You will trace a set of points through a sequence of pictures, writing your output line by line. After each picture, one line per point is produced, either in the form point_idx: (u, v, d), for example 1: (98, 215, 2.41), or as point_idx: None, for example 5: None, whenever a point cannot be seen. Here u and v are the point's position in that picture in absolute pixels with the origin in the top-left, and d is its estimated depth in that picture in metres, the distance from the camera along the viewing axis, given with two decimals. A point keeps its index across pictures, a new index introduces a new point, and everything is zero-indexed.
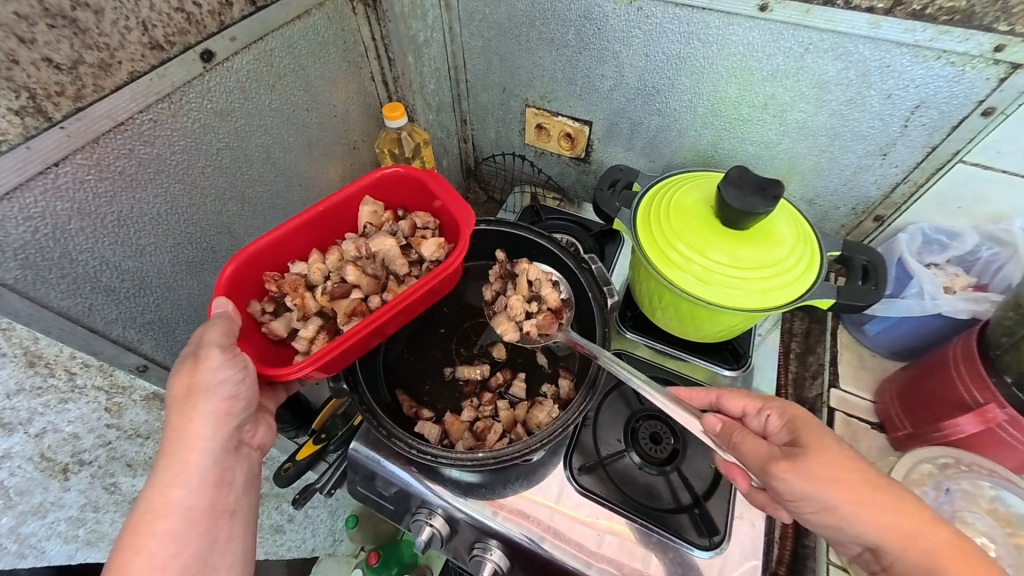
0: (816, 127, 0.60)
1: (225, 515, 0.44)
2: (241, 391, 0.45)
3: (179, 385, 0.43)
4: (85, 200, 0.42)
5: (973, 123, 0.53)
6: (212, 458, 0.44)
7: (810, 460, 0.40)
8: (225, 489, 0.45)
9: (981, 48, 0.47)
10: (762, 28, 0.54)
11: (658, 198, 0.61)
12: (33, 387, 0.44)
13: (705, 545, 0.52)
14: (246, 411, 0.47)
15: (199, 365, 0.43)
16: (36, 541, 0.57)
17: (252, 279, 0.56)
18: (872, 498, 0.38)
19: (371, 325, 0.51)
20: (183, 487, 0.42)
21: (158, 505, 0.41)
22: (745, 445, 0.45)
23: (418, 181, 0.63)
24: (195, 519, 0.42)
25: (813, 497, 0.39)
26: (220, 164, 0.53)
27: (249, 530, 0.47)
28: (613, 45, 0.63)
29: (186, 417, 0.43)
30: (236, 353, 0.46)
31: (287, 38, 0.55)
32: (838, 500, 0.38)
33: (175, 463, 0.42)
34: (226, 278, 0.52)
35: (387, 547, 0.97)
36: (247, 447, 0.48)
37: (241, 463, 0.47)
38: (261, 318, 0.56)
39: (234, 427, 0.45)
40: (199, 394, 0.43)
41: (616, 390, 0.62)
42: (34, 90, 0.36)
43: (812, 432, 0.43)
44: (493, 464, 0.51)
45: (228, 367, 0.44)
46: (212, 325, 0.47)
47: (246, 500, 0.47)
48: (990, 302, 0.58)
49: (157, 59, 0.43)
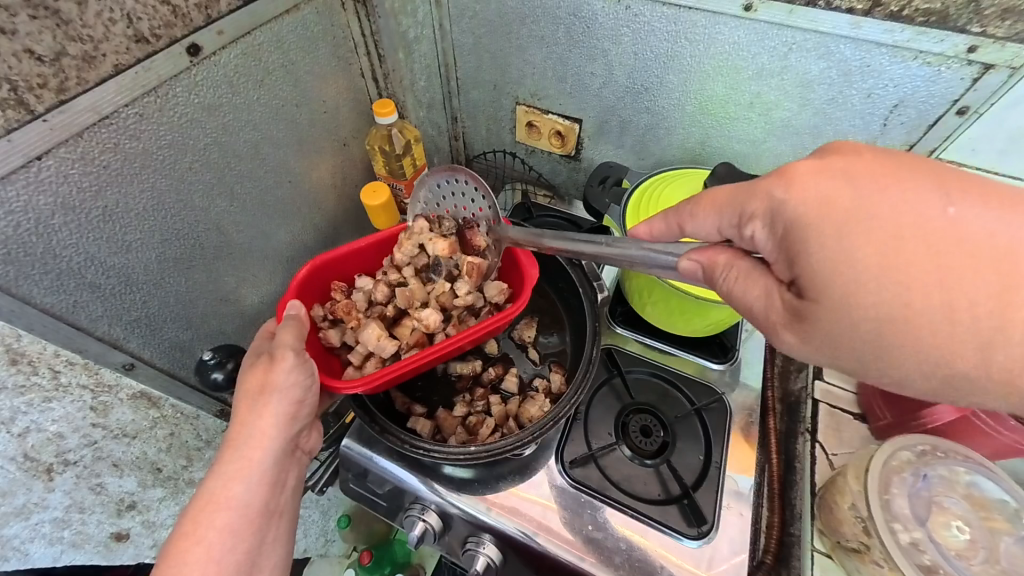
0: (800, 125, 0.61)
1: (275, 516, 0.46)
2: (307, 396, 0.48)
3: (253, 382, 0.46)
4: (68, 194, 0.41)
5: (950, 121, 0.54)
6: (273, 458, 0.46)
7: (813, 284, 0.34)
8: (278, 490, 0.47)
9: (956, 49, 0.49)
10: (747, 28, 0.55)
11: (647, 195, 0.62)
12: (15, 385, 0.43)
13: (693, 535, 0.53)
14: (308, 416, 0.49)
15: (274, 364, 0.46)
16: (19, 544, 0.57)
17: (319, 284, 0.58)
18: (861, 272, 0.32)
19: (423, 358, 0.51)
20: (244, 484, 0.44)
21: (220, 498, 0.43)
22: (746, 292, 0.39)
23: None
24: (249, 517, 0.44)
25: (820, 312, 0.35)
26: (208, 159, 0.52)
27: (289, 535, 0.49)
28: (603, 43, 0.64)
29: (257, 413, 0.45)
30: (306, 359, 0.48)
31: (276, 32, 0.55)
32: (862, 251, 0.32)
33: (241, 458, 0.45)
34: (299, 279, 0.55)
35: (380, 546, 0.97)
36: (301, 452, 0.51)
37: (293, 466, 0.49)
38: (322, 323, 0.57)
39: (295, 430, 0.48)
40: (271, 392, 0.46)
41: (606, 385, 0.64)
42: (16, 82, 0.35)
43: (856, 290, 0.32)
44: (486, 458, 0.51)
45: (299, 371, 0.47)
46: (284, 326, 0.49)
47: (291, 505, 0.49)
48: None
49: (143, 52, 0.43)
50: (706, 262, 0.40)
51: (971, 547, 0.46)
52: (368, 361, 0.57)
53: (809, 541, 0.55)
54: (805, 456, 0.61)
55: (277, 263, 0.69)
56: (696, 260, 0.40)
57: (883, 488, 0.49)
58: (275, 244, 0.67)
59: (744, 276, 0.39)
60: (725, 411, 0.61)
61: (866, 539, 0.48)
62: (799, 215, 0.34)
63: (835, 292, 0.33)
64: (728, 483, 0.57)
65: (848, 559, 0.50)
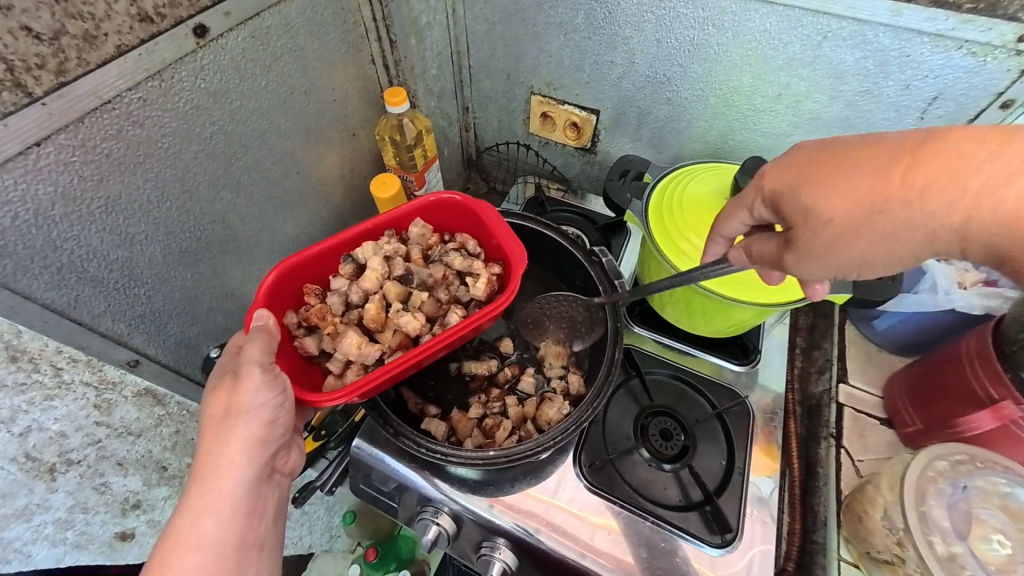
0: (829, 118, 0.59)
1: (254, 548, 0.44)
2: (280, 416, 0.44)
3: (216, 406, 0.42)
4: (69, 184, 0.39)
5: (991, 116, 0.52)
6: (245, 487, 0.43)
7: (804, 247, 0.39)
8: (256, 520, 0.44)
9: (1004, 38, 0.46)
10: (779, 15, 0.53)
11: (668, 191, 0.59)
12: (16, 384, 0.41)
13: (716, 543, 0.52)
14: (282, 437, 0.45)
15: (239, 385, 0.42)
16: (20, 546, 0.55)
17: (289, 286, 0.54)
18: (836, 238, 0.37)
19: (412, 360, 0.47)
20: (215, 519, 0.42)
21: (188, 537, 0.40)
22: (756, 250, 0.43)
23: (471, 211, 0.58)
24: (225, 554, 0.42)
25: (830, 268, 0.39)
26: (214, 148, 0.50)
27: (275, 561, 0.47)
28: (624, 30, 0.61)
29: (222, 442, 0.42)
30: (277, 373, 0.43)
31: (284, 14, 0.53)
32: (844, 215, 0.37)
33: (209, 491, 0.42)
34: (267, 288, 0.51)
35: (385, 542, 0.96)
36: (278, 474, 0.48)
37: (271, 492, 0.46)
38: (296, 331, 0.53)
39: (268, 453, 0.44)
40: (237, 417, 0.42)
41: (623, 386, 0.62)
42: (13, 62, 0.33)
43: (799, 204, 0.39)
44: (505, 464, 0.49)
45: (267, 390, 0.42)
46: (251, 338, 0.44)
47: (274, 533, 0.46)
48: (1005, 298, 0.56)
49: (147, 33, 0.40)
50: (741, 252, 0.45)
51: (1010, 561, 0.44)
52: (349, 369, 0.53)
53: (837, 549, 0.53)
54: (829, 461, 0.59)
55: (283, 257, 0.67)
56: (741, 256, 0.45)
57: (919, 499, 0.47)
58: (280, 237, 0.65)
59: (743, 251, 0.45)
60: (747, 413, 0.60)
61: (900, 552, 0.47)
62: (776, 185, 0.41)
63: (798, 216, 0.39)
64: (750, 489, 0.55)
65: (876, 569, 0.50)
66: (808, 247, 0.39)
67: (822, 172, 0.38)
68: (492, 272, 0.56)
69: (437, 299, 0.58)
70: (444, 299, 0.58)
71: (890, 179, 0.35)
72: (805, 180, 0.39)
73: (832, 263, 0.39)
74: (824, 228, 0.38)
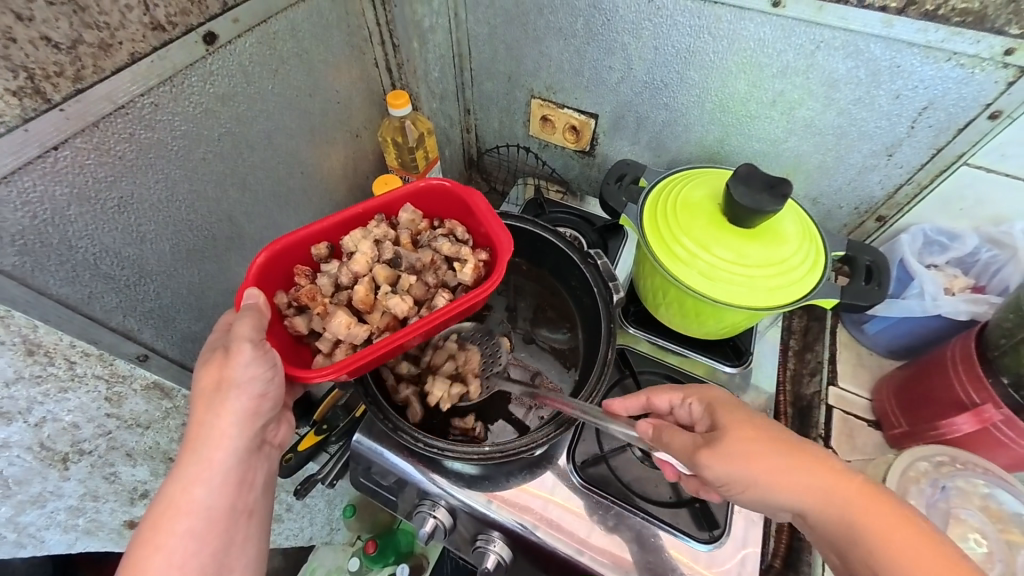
0: (823, 125, 0.60)
1: (244, 515, 0.45)
2: (270, 390, 0.45)
3: (208, 379, 0.43)
4: (84, 184, 0.41)
5: (980, 126, 0.53)
6: (236, 457, 0.44)
7: (720, 441, 0.41)
8: (246, 488, 0.45)
9: (992, 51, 0.48)
10: (774, 24, 0.54)
11: (664, 195, 0.61)
12: (32, 376, 0.43)
13: (704, 539, 0.53)
14: (272, 410, 0.47)
15: (229, 360, 0.43)
16: (34, 531, 0.57)
17: (280, 270, 0.55)
18: (747, 453, 0.40)
19: (402, 338, 0.49)
20: (206, 486, 0.43)
21: (180, 503, 0.42)
22: (672, 443, 0.44)
23: (460, 198, 0.60)
24: (215, 519, 0.43)
25: (734, 477, 0.40)
26: (222, 149, 0.52)
27: (264, 531, 0.48)
28: (622, 37, 0.62)
29: (214, 413, 0.43)
30: (267, 350, 0.45)
31: (290, 20, 0.54)
32: (752, 475, 0.39)
33: (200, 460, 0.43)
34: (258, 266, 0.52)
35: (384, 535, 0.98)
36: (269, 446, 0.49)
37: (261, 463, 0.47)
38: (287, 311, 0.54)
39: (258, 426, 0.45)
40: (228, 389, 0.43)
41: (618, 385, 0.64)
42: (33, 70, 0.35)
43: (730, 413, 0.43)
44: (500, 458, 0.51)
45: (257, 364, 0.44)
46: (242, 316, 0.46)
47: (263, 502, 0.48)
48: (989, 304, 0.59)
49: (159, 40, 0.42)
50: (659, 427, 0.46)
51: (987, 559, 0.46)
52: (338, 349, 0.53)
53: None
54: None
55: None
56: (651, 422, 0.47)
57: (900, 498, 0.49)
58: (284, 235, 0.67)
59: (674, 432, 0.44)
60: None
61: None
62: (722, 399, 0.46)
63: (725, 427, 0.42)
64: None
65: None
66: (722, 439, 0.41)
67: (741, 407, 0.44)
68: (479, 258, 0.57)
69: (425, 282, 0.59)
70: (431, 283, 0.58)
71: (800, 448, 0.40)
72: (744, 411, 0.43)
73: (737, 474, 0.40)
74: (748, 448, 0.40)
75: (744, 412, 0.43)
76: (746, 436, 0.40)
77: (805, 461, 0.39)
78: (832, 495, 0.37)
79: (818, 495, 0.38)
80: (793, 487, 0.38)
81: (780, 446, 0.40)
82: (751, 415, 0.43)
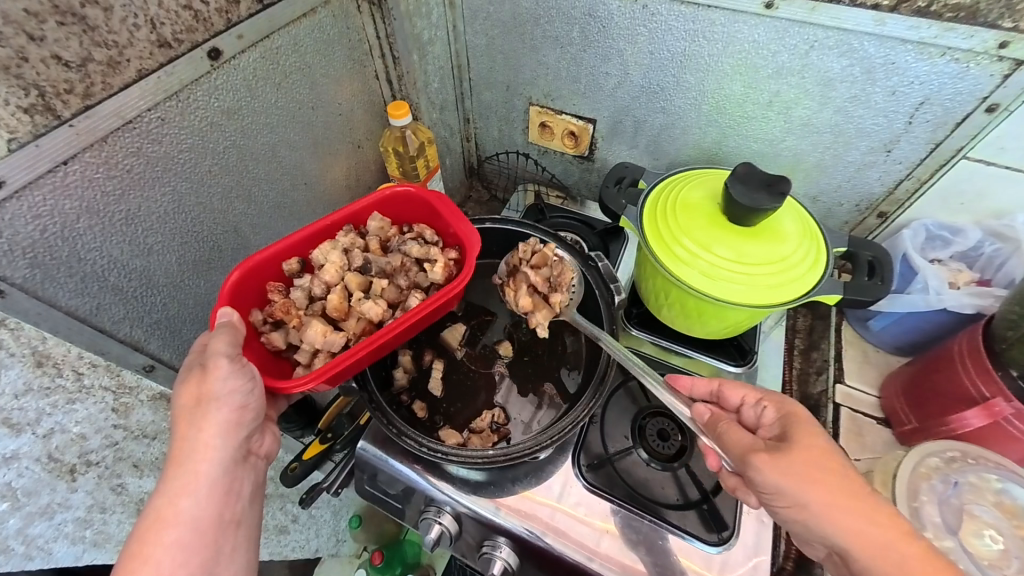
0: (820, 123, 0.60)
1: (231, 525, 0.45)
2: (251, 400, 0.46)
3: (187, 395, 0.43)
4: (93, 199, 0.42)
5: (977, 120, 0.53)
6: (221, 468, 0.44)
7: (793, 455, 0.41)
8: (233, 498, 0.45)
9: (986, 45, 0.48)
10: (767, 26, 0.54)
11: (663, 196, 0.61)
12: (41, 387, 0.44)
13: (713, 541, 0.53)
14: (255, 421, 0.47)
15: (208, 375, 0.44)
16: (42, 543, 0.57)
17: (254, 288, 0.55)
18: (818, 479, 0.40)
19: (379, 340, 0.50)
20: (192, 497, 0.42)
21: (166, 514, 0.41)
22: (732, 438, 0.46)
23: (426, 202, 0.61)
24: (202, 529, 0.42)
25: (787, 492, 0.40)
26: (226, 162, 0.53)
27: (253, 541, 0.48)
28: (618, 43, 0.63)
29: (197, 427, 0.43)
30: (245, 363, 0.46)
31: (293, 35, 0.56)
32: (813, 499, 0.39)
33: (185, 472, 0.43)
34: (230, 284, 0.52)
35: (391, 547, 0.97)
36: (255, 457, 0.49)
37: (248, 474, 0.47)
38: (263, 327, 0.54)
39: (243, 436, 0.46)
40: (208, 403, 0.43)
41: (621, 387, 0.63)
42: (44, 88, 0.36)
43: (803, 430, 0.44)
44: (504, 461, 0.51)
45: (237, 377, 0.45)
46: (217, 334, 0.46)
47: (251, 511, 0.48)
48: (994, 297, 0.58)
49: (165, 57, 0.43)
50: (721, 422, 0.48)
51: (1004, 557, 0.44)
52: (317, 358, 0.53)
53: None
54: None
55: None
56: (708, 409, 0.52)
57: (911, 495, 0.47)
58: None
59: (734, 429, 0.46)
60: None
61: None
62: (798, 416, 0.46)
63: (794, 448, 0.42)
64: None
65: None
66: (791, 457, 0.41)
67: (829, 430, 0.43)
68: (448, 257, 0.58)
69: (398, 286, 0.59)
70: (404, 285, 0.59)
71: (855, 487, 0.40)
72: (818, 439, 0.43)
73: (791, 492, 0.40)
74: (805, 470, 0.40)
75: (820, 439, 0.43)
76: (816, 463, 0.40)
77: (868, 504, 0.39)
78: (885, 544, 0.38)
79: (866, 538, 0.38)
80: (847, 525, 0.38)
81: (841, 480, 0.40)
82: (826, 446, 0.42)
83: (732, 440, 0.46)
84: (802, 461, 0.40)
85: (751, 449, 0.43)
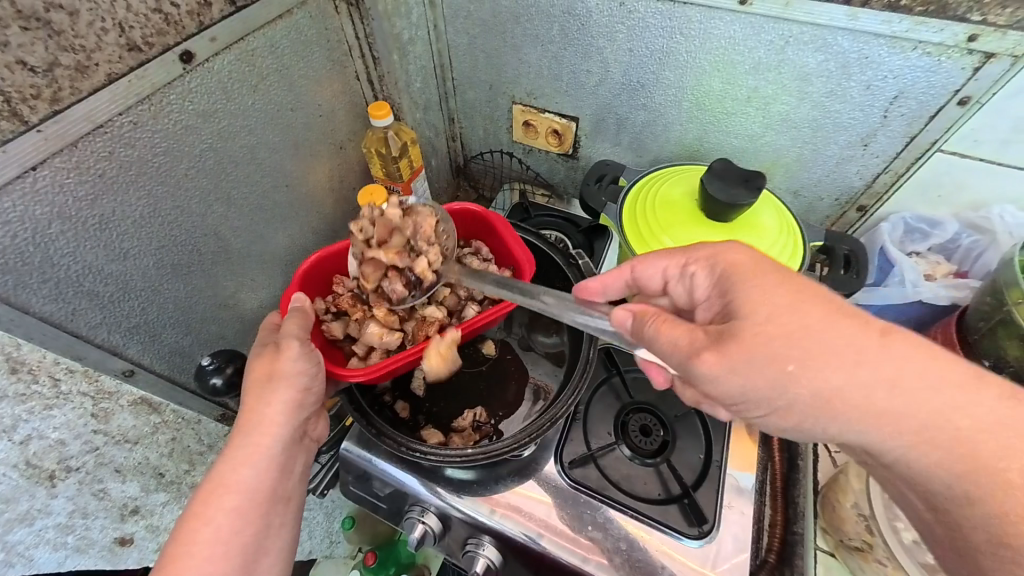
0: (799, 119, 0.60)
1: (282, 500, 0.48)
2: (314, 385, 0.50)
3: (260, 371, 0.48)
4: (64, 203, 0.41)
5: (951, 112, 0.54)
6: (281, 444, 0.48)
7: (733, 348, 0.38)
8: (286, 474, 0.49)
9: (956, 38, 0.48)
10: (742, 22, 0.55)
11: (643, 193, 0.61)
12: (16, 394, 0.43)
13: (694, 535, 0.53)
14: (314, 404, 0.51)
15: (281, 355, 0.48)
16: (23, 550, 0.56)
17: (318, 280, 0.59)
18: (835, 380, 0.36)
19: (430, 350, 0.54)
20: (251, 468, 0.46)
21: (229, 481, 0.45)
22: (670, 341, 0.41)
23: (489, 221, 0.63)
24: (257, 500, 0.46)
25: (758, 392, 0.38)
26: (203, 165, 0.53)
27: (297, 519, 0.51)
28: (597, 41, 0.63)
29: (265, 401, 0.48)
30: (313, 349, 0.50)
31: (269, 37, 0.56)
32: (800, 393, 0.37)
33: (251, 444, 0.47)
34: (302, 272, 0.57)
35: (384, 547, 0.97)
36: (309, 439, 0.53)
37: (301, 453, 0.51)
38: (325, 315, 0.58)
39: (303, 417, 0.50)
40: (277, 380, 0.48)
41: (605, 383, 0.63)
42: (10, 93, 0.36)
43: (741, 302, 0.40)
44: (483, 460, 0.51)
45: (304, 360, 0.49)
46: (289, 317, 0.51)
47: (298, 489, 0.51)
48: (970, 289, 0.60)
49: (136, 60, 0.43)
50: (638, 315, 0.44)
51: None
52: (372, 353, 0.57)
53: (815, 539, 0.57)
54: (808, 452, 0.61)
55: (276, 267, 0.69)
56: (628, 310, 0.44)
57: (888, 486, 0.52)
58: (273, 248, 0.68)
59: (667, 324, 0.41)
60: None
61: (869, 538, 0.52)
62: (731, 270, 0.42)
63: (772, 343, 0.37)
64: (729, 479, 0.57)
65: (851, 557, 0.53)
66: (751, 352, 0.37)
67: (800, 296, 0.38)
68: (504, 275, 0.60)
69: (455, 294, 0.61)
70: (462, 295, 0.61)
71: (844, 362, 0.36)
72: (784, 311, 0.38)
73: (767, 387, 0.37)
74: (792, 359, 0.37)
75: (775, 307, 0.38)
76: (800, 348, 0.37)
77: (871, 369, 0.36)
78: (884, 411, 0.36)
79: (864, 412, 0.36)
80: (847, 404, 0.36)
81: (840, 360, 0.36)
82: (808, 317, 0.38)
83: (667, 348, 0.41)
84: (797, 352, 0.37)
85: (693, 353, 0.39)
